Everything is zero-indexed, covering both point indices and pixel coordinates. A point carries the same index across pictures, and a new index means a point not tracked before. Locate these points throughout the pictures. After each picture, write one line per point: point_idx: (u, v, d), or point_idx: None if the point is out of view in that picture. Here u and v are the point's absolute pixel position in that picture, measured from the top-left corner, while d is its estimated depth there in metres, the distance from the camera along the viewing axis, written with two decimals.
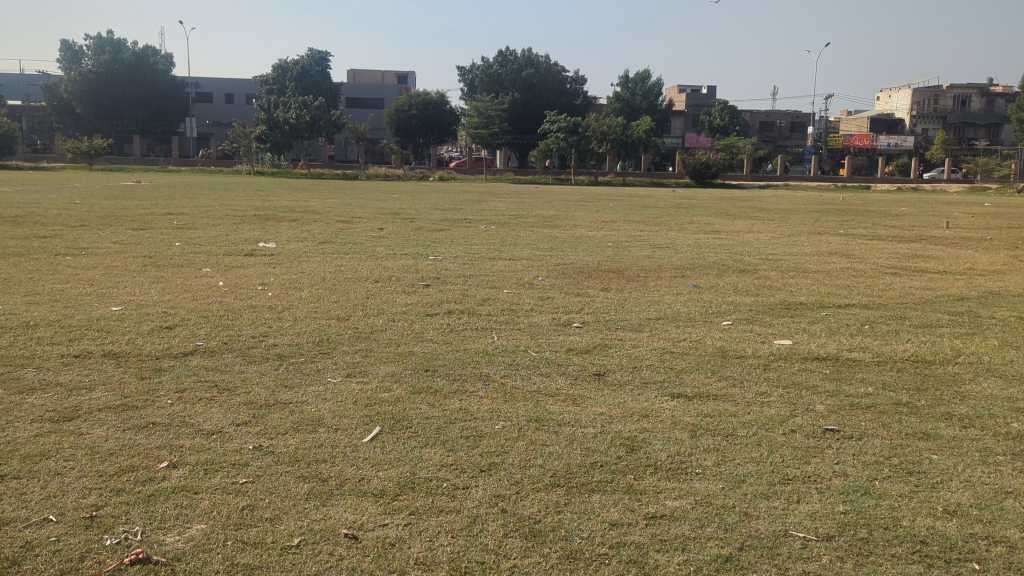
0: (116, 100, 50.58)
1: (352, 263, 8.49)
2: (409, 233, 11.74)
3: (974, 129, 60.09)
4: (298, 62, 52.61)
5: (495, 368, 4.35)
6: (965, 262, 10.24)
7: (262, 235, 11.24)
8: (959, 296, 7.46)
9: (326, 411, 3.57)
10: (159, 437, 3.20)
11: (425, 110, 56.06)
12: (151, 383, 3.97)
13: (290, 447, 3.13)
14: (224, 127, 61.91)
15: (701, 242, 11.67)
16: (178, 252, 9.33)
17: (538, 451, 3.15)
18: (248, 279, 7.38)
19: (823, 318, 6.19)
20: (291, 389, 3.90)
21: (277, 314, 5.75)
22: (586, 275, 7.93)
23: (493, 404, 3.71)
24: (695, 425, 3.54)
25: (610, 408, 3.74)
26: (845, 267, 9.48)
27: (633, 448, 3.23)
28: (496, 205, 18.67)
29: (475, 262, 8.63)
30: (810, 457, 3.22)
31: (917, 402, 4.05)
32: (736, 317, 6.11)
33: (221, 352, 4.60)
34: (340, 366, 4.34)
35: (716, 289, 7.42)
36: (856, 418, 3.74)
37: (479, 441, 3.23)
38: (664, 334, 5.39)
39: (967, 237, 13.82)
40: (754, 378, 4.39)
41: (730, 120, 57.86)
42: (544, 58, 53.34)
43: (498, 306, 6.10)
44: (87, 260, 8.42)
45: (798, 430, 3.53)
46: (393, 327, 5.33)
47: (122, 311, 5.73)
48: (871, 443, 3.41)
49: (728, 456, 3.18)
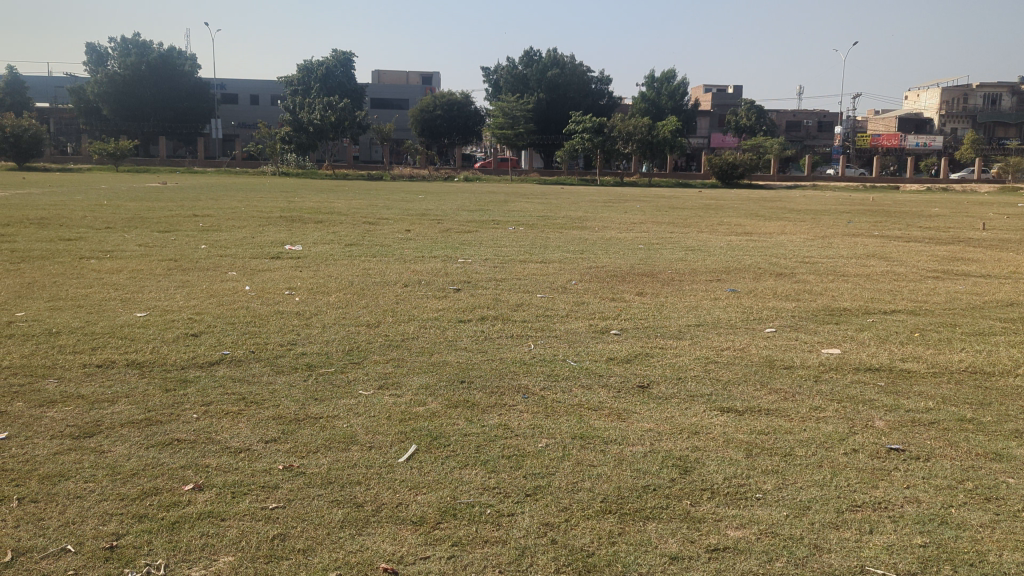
0: (143, 101, 50.86)
1: (380, 266, 8.33)
2: (436, 235, 11.58)
3: (1005, 129, 58.85)
4: (324, 63, 52.75)
5: (533, 379, 4.15)
6: (1009, 265, 9.90)
7: (287, 237, 11.12)
8: (1009, 302, 7.14)
9: (359, 427, 3.40)
10: (183, 457, 3.03)
11: (451, 111, 55.95)
12: (176, 395, 3.81)
13: (322, 467, 2.96)
14: (249, 128, 62.21)
15: (735, 244, 11.44)
16: (204, 255, 9.22)
17: (585, 473, 2.95)
18: (274, 283, 7.24)
19: (869, 325, 5.94)
20: (321, 403, 3.72)
21: (305, 320, 5.59)
22: (620, 279, 7.72)
23: (534, 420, 3.51)
24: (750, 444, 3.32)
25: (657, 423, 3.53)
26: (884, 270, 9.19)
27: (686, 469, 3.02)
28: (522, 205, 18.42)
29: (506, 265, 8.46)
30: (878, 481, 2.99)
31: (983, 418, 3.76)
32: (778, 324, 5.86)
33: (249, 362, 4.44)
34: (371, 377, 4.16)
35: (755, 293, 7.19)
36: (922, 436, 3.49)
37: (522, 461, 3.04)
38: (706, 342, 5.15)
39: (1004, 237, 13.51)
40: (806, 391, 4.15)
41: (756, 120, 57.36)
42: (569, 58, 53.07)
43: (533, 313, 5.90)
44: (111, 263, 8.32)
45: (860, 451, 3.29)
46: (424, 335, 5.15)
47: (146, 318, 5.59)
48: (940, 464, 3.16)
49: (789, 479, 2.97)
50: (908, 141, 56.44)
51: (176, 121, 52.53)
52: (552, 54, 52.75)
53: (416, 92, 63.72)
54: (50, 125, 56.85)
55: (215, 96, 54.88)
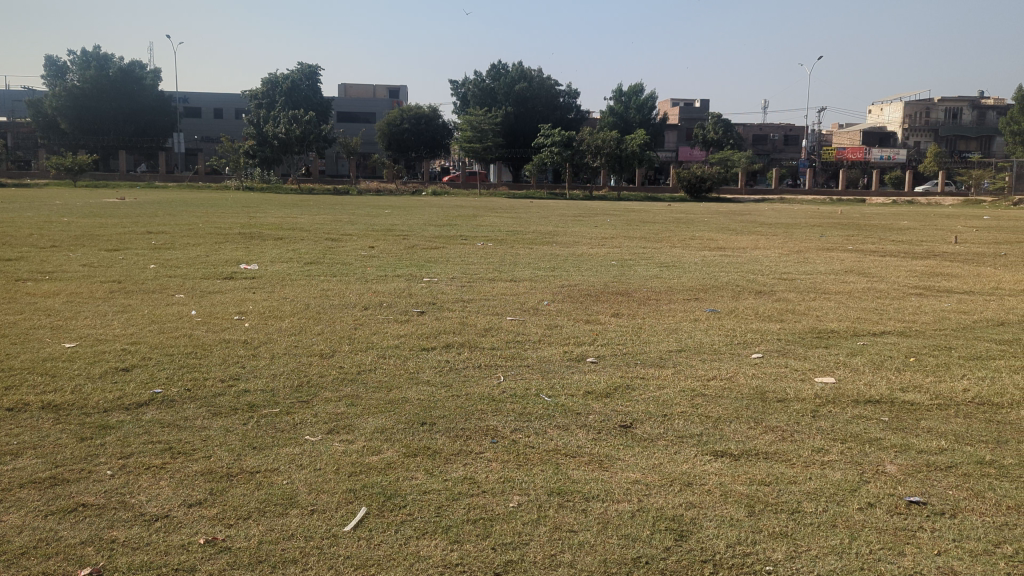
0: (102, 114, 49.74)
1: (339, 286, 7.87)
2: (400, 251, 11.13)
3: (966, 142, 59.94)
4: (289, 76, 52.04)
5: (502, 420, 3.69)
6: (988, 280, 9.65)
7: (244, 255, 10.62)
8: (1000, 321, 6.83)
9: (302, 484, 2.92)
10: (85, 529, 2.57)
11: (418, 124, 55.57)
12: (90, 446, 3.30)
13: (251, 539, 2.52)
14: (212, 142, 61.32)
15: (709, 260, 11.08)
16: (151, 275, 8.70)
17: (564, 541, 2.52)
18: (224, 306, 6.74)
19: (860, 349, 5.57)
20: (259, 452, 3.25)
21: (252, 350, 5.11)
22: (595, 299, 7.30)
23: (504, 472, 3.05)
24: (750, 498, 2.90)
25: (643, 473, 3.09)
26: (866, 288, 8.81)
27: (681, 534, 2.60)
28: (491, 221, 17.89)
29: (473, 284, 8.02)
30: (903, 546, 2.58)
31: (1005, 460, 3.36)
32: (764, 349, 5.45)
33: (182, 402, 3.94)
34: (321, 420, 3.68)
35: (737, 314, 6.80)
36: (940, 484, 3.08)
37: (490, 527, 2.59)
38: (690, 371, 4.75)
39: (980, 251, 13.26)
40: (805, 429, 3.74)
41: (723, 133, 57.59)
42: (537, 71, 52.94)
43: (503, 338, 5.46)
44: (49, 286, 7.77)
45: (877, 505, 2.87)
46: (384, 366, 4.68)
47: (74, 350, 5.05)
48: (969, 522, 2.75)
49: (802, 546, 2.55)
50: (872, 154, 56.89)
51: (137, 134, 51.52)
52: (519, 67, 52.67)
53: (384, 105, 63.19)
54: (8, 139, 55.51)
55: (178, 109, 53.94)
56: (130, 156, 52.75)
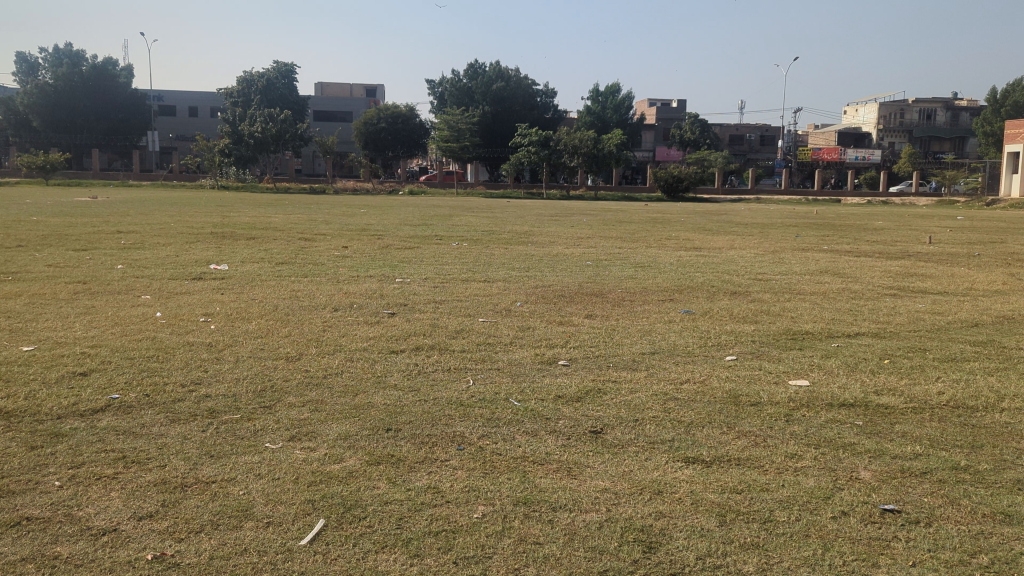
0: (75, 112, 49.10)
1: (310, 287, 7.76)
2: (374, 252, 10.99)
3: (940, 142, 60.18)
4: (264, 75, 51.59)
5: (470, 426, 3.59)
6: (963, 280, 9.67)
7: (215, 255, 10.45)
8: (974, 321, 6.83)
9: (259, 494, 2.82)
10: (27, 545, 2.46)
11: (395, 123, 55.35)
12: (40, 456, 3.17)
13: (202, 554, 2.41)
14: (187, 141, 60.76)
15: (685, 260, 11.04)
16: (118, 275, 8.56)
17: (530, 554, 2.44)
18: (190, 307, 6.61)
19: (835, 351, 5.52)
20: (217, 461, 3.13)
21: (217, 353, 4.98)
22: (568, 300, 7.23)
23: (470, 481, 2.96)
24: (722, 507, 2.82)
25: (613, 481, 3.01)
26: (840, 288, 8.82)
27: (650, 546, 2.52)
28: (467, 221, 17.82)
29: (446, 284, 7.94)
30: (877, 557, 2.52)
31: (979, 465, 3.31)
32: (738, 351, 5.41)
33: (140, 408, 3.81)
34: (283, 426, 3.57)
35: (711, 314, 6.76)
36: (914, 491, 3.02)
37: (452, 540, 2.51)
38: (663, 374, 4.68)
39: (954, 252, 13.36)
40: (778, 434, 3.67)
41: (700, 133, 57.84)
42: (514, 70, 52.88)
43: (473, 340, 5.37)
44: (11, 287, 7.58)
45: (850, 513, 2.81)
46: (351, 369, 4.58)
47: (31, 354, 4.89)
48: (944, 530, 2.69)
49: (774, 557, 2.48)
50: (847, 155, 57.30)
51: (111, 132, 50.98)
52: (496, 67, 52.59)
53: (361, 104, 62.88)
54: None
55: (152, 108, 53.34)
56: (103, 155, 52.20)
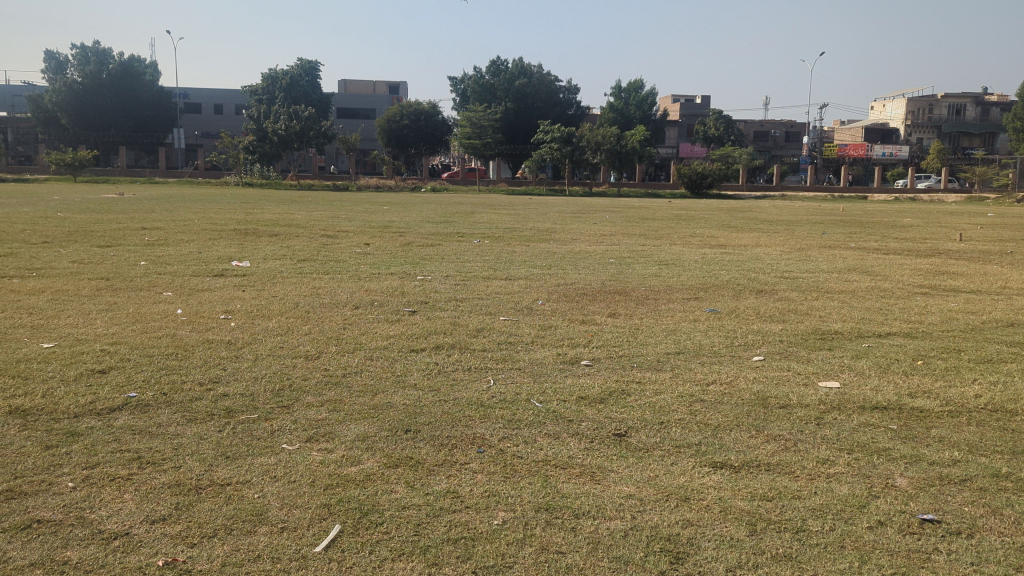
0: (102, 110, 49.56)
1: (331, 284, 7.70)
2: (395, 249, 10.93)
3: (969, 138, 59.68)
4: (288, 72, 51.73)
5: (490, 427, 3.50)
6: (996, 279, 9.43)
7: (237, 252, 10.42)
8: (1009, 321, 6.64)
9: (275, 498, 2.75)
10: (36, 549, 2.40)
11: (418, 120, 55.47)
12: (54, 456, 3.12)
13: (214, 561, 2.34)
14: (212, 138, 61.19)
15: (709, 258, 10.88)
16: (140, 271, 8.57)
17: (551, 564, 2.35)
18: (211, 304, 6.57)
19: (865, 351, 5.37)
20: (231, 463, 3.06)
21: (235, 351, 4.93)
22: (591, 298, 7.12)
23: (490, 486, 2.87)
24: (751, 515, 2.71)
25: (638, 486, 2.91)
26: (870, 287, 8.62)
27: (677, 557, 2.42)
28: (489, 218, 17.73)
29: (467, 282, 7.85)
30: (917, 571, 2.40)
31: (1020, 472, 3.18)
32: (766, 351, 5.27)
33: (157, 407, 3.76)
34: (300, 427, 3.50)
35: (737, 313, 6.62)
36: (954, 500, 2.89)
37: (472, 548, 2.42)
38: (688, 374, 4.56)
39: (986, 249, 13.06)
40: (810, 439, 3.55)
41: (724, 129, 57.45)
42: (536, 67, 52.85)
43: (494, 339, 5.28)
44: (34, 283, 7.59)
45: (888, 523, 2.69)
46: (370, 368, 4.51)
47: (50, 351, 4.86)
48: (987, 542, 2.57)
49: (809, 571, 2.37)
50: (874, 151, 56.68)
51: (137, 130, 51.41)
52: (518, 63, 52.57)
53: (384, 100, 63.01)
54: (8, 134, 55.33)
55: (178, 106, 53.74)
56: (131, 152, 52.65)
